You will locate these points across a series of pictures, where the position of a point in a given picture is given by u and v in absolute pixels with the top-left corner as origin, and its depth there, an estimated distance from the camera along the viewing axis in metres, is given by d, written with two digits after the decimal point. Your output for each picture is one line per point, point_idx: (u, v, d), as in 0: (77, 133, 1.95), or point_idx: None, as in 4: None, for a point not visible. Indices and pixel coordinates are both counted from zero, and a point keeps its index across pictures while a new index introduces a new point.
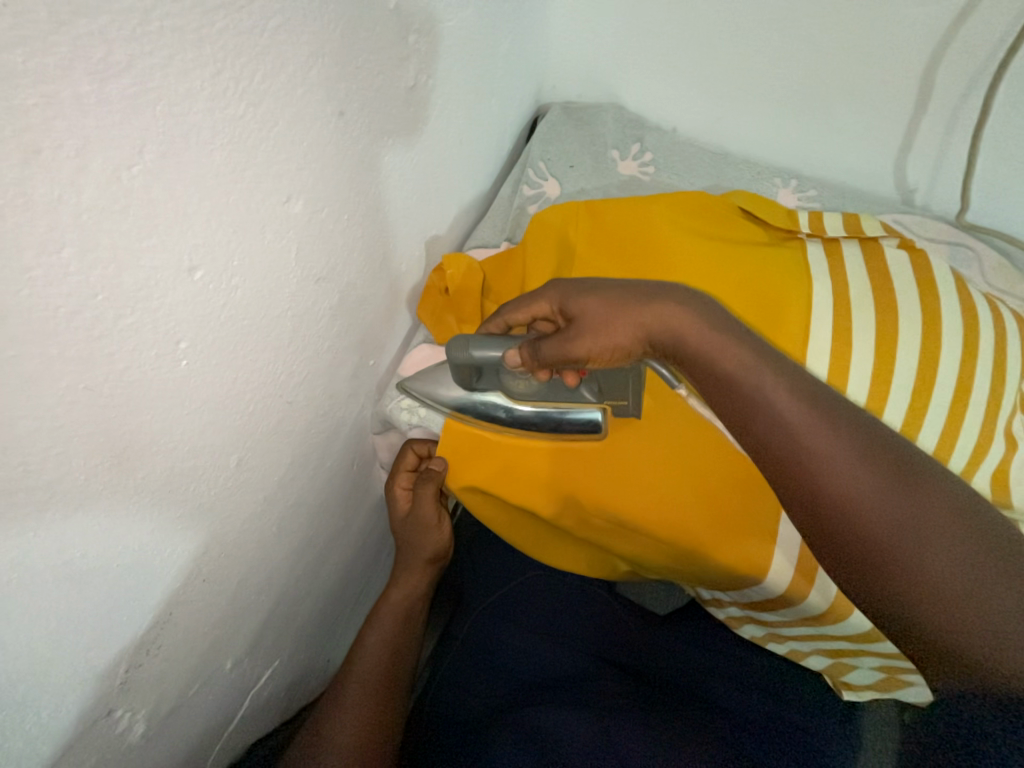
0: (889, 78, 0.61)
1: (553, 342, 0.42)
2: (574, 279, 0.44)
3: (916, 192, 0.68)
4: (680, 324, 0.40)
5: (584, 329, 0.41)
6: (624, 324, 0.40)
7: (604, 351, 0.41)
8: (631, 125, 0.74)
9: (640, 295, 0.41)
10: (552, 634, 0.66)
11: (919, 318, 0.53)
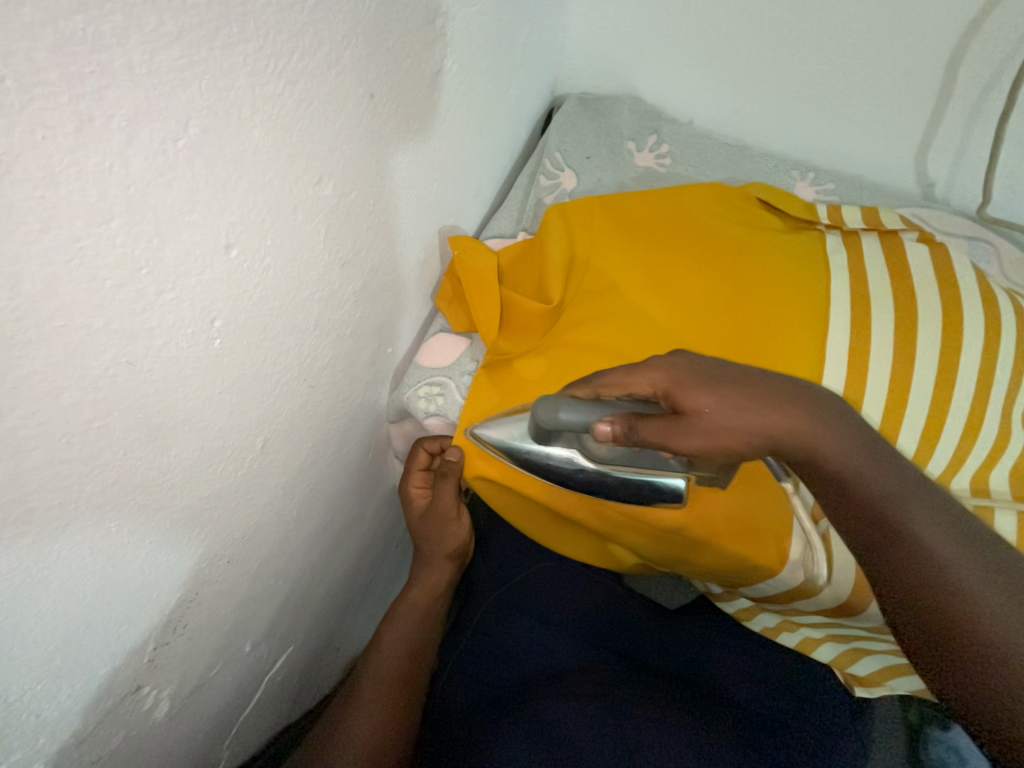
0: (912, 70, 0.60)
1: (657, 426, 0.37)
2: (690, 366, 0.39)
3: (936, 186, 0.68)
4: (797, 426, 0.38)
5: (702, 431, 0.37)
6: (744, 423, 0.38)
7: (707, 451, 0.38)
8: (647, 116, 0.74)
9: (765, 395, 0.38)
10: (564, 627, 0.66)
11: (940, 311, 0.53)
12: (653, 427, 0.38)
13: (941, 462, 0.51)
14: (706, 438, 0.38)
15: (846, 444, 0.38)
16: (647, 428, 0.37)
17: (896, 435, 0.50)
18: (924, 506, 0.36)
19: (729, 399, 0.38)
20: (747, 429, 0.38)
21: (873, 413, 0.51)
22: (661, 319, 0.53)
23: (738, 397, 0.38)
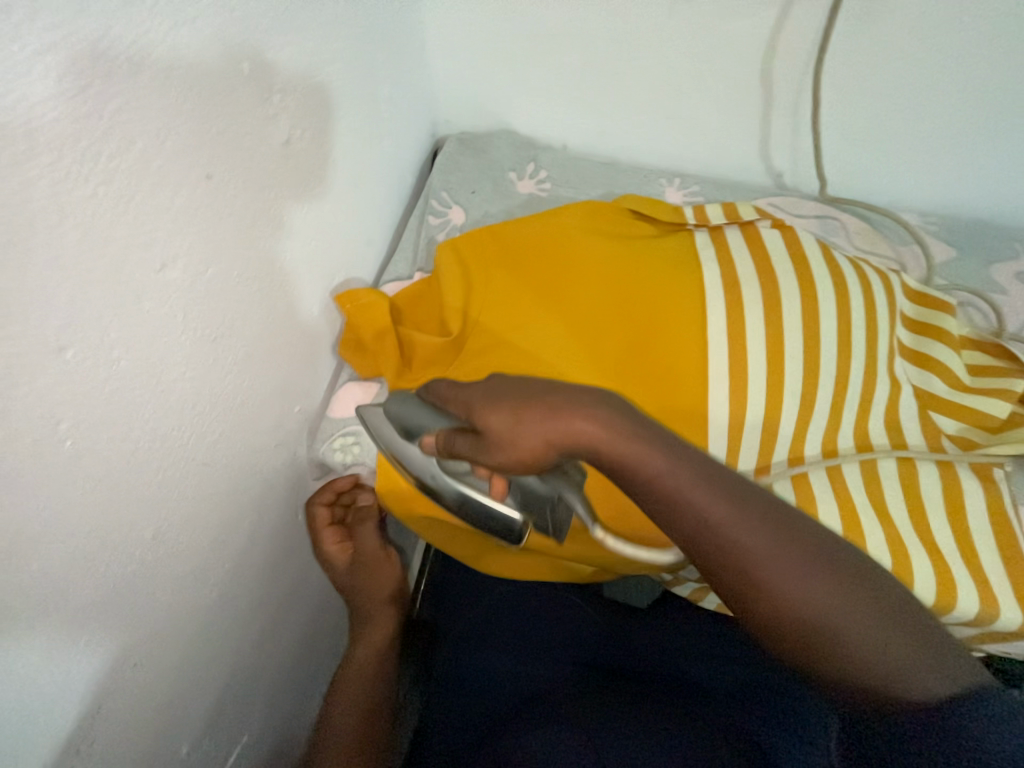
0: (736, 84, 0.67)
1: (465, 441, 0.40)
2: (487, 386, 0.41)
3: (784, 175, 0.76)
4: (658, 477, 0.38)
5: (497, 445, 0.38)
6: (535, 437, 0.38)
7: (514, 468, 0.39)
8: (524, 146, 0.78)
9: (562, 420, 0.38)
10: (528, 649, 0.65)
11: (797, 287, 0.59)
12: (461, 445, 0.40)
13: (825, 420, 0.56)
14: (507, 453, 0.38)
15: (714, 494, 0.38)
16: (458, 440, 0.40)
17: (781, 404, 0.55)
18: (791, 540, 0.37)
19: (514, 411, 0.38)
20: (543, 438, 0.38)
21: (758, 388, 0.55)
22: (554, 345, 0.56)
23: (525, 408, 0.38)
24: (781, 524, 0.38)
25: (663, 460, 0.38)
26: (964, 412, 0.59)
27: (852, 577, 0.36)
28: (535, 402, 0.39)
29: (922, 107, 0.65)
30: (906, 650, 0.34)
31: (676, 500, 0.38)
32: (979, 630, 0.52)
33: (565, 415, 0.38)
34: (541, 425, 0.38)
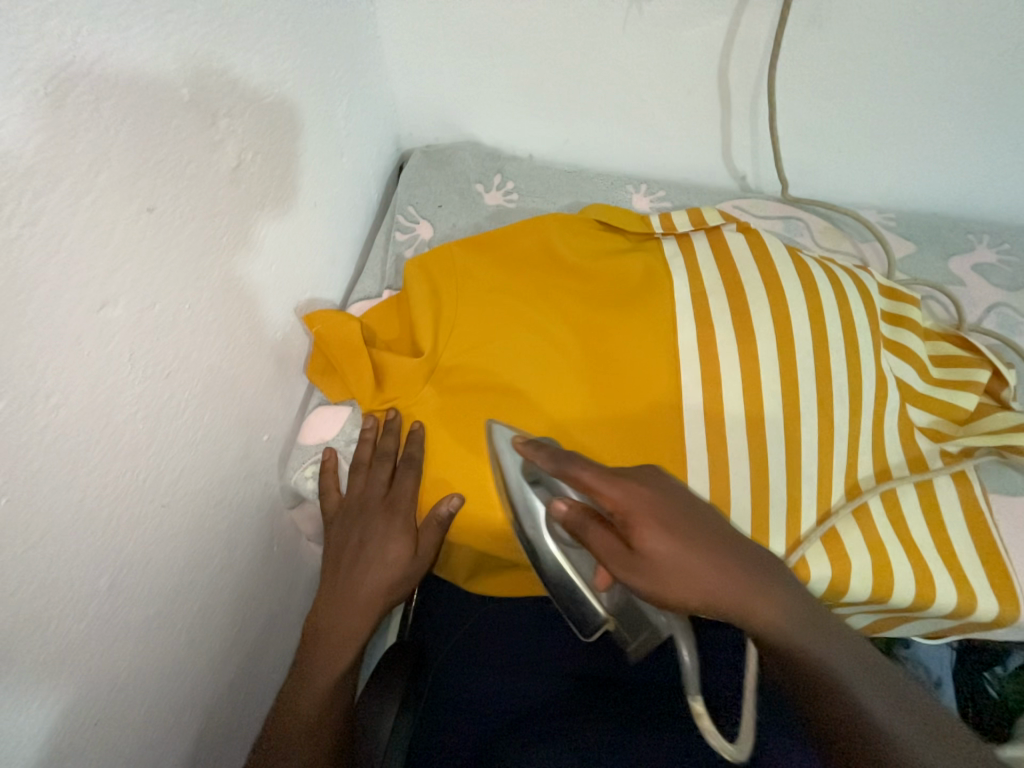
0: (694, 91, 0.68)
1: (604, 543, 0.37)
2: (659, 498, 0.37)
3: (747, 178, 0.77)
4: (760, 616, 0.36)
5: (648, 570, 0.36)
6: (685, 575, 0.36)
7: (650, 595, 0.37)
8: (489, 158, 0.78)
9: (719, 567, 0.37)
10: (519, 667, 0.62)
11: (765, 288, 0.60)
12: (603, 544, 0.37)
13: (809, 419, 0.55)
14: (651, 581, 0.36)
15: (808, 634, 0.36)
16: (595, 535, 0.38)
17: (757, 406, 0.55)
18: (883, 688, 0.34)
19: (674, 540, 0.36)
20: (690, 581, 0.36)
21: (732, 391, 0.56)
22: (528, 365, 0.56)
23: (687, 542, 0.36)
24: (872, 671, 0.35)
25: (762, 596, 0.37)
26: (933, 405, 0.60)
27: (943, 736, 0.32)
28: (694, 538, 0.37)
29: (872, 108, 0.66)
30: None
31: (763, 611, 0.36)
32: (957, 621, 0.54)
33: (717, 559, 0.37)
34: (690, 563, 0.36)
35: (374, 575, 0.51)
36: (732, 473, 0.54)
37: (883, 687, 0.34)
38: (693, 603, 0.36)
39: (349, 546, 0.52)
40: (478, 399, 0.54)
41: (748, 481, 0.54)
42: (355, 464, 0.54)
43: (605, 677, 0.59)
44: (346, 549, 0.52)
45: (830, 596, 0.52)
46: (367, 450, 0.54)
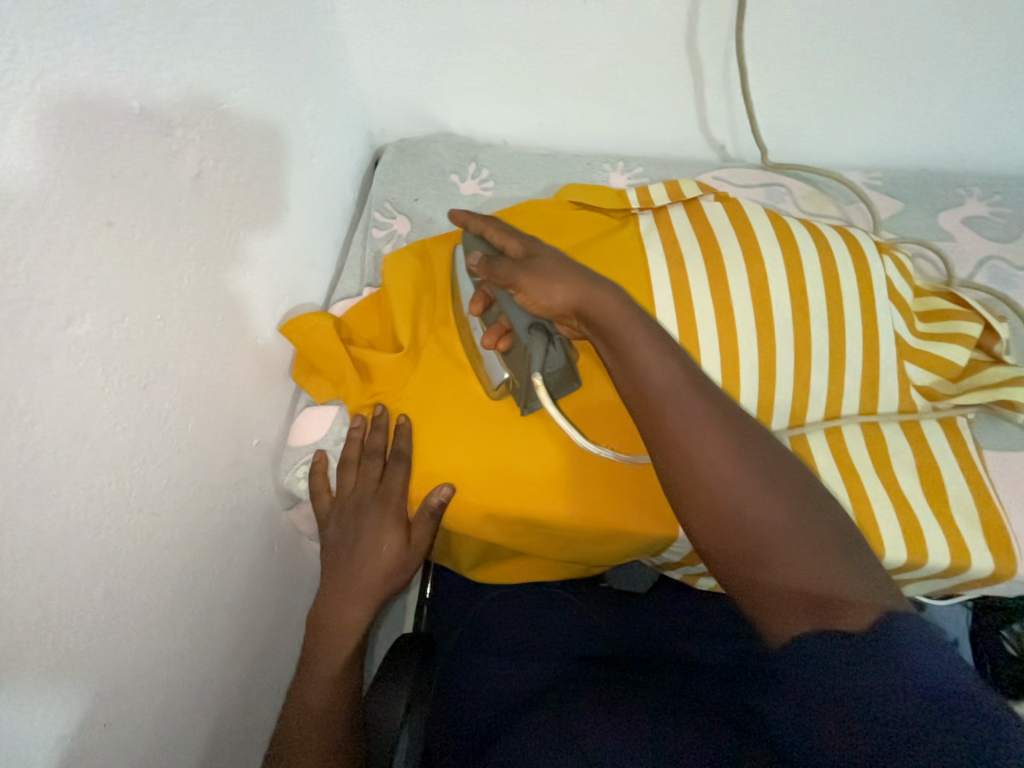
0: (663, 62, 0.67)
1: (502, 264, 0.46)
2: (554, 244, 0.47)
3: (727, 147, 0.75)
4: (647, 372, 0.42)
5: (534, 273, 0.44)
6: (571, 300, 0.43)
7: (531, 302, 0.44)
8: (463, 147, 0.78)
9: (588, 287, 0.44)
10: (524, 649, 0.63)
11: (745, 253, 0.59)
12: (502, 266, 0.46)
13: (789, 378, 0.56)
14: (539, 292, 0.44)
15: (691, 401, 0.41)
16: (497, 266, 0.46)
17: (738, 372, 0.56)
18: (746, 448, 0.40)
19: (564, 276, 0.44)
20: (573, 299, 0.43)
21: (711, 364, 0.56)
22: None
23: (569, 270, 0.44)
24: (749, 443, 0.40)
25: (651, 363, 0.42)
26: (932, 361, 0.58)
27: (787, 486, 0.39)
28: (582, 284, 0.44)
29: (847, 64, 0.65)
30: (822, 550, 0.37)
31: (642, 365, 0.42)
32: (954, 580, 0.53)
33: (601, 305, 0.43)
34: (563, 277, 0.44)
35: (369, 567, 0.52)
36: None
37: (747, 446, 0.40)
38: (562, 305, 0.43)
39: (344, 543, 0.53)
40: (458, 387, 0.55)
41: None
42: (345, 462, 0.55)
43: (605, 654, 0.62)
44: (343, 544, 0.53)
45: None
46: (356, 447, 0.55)
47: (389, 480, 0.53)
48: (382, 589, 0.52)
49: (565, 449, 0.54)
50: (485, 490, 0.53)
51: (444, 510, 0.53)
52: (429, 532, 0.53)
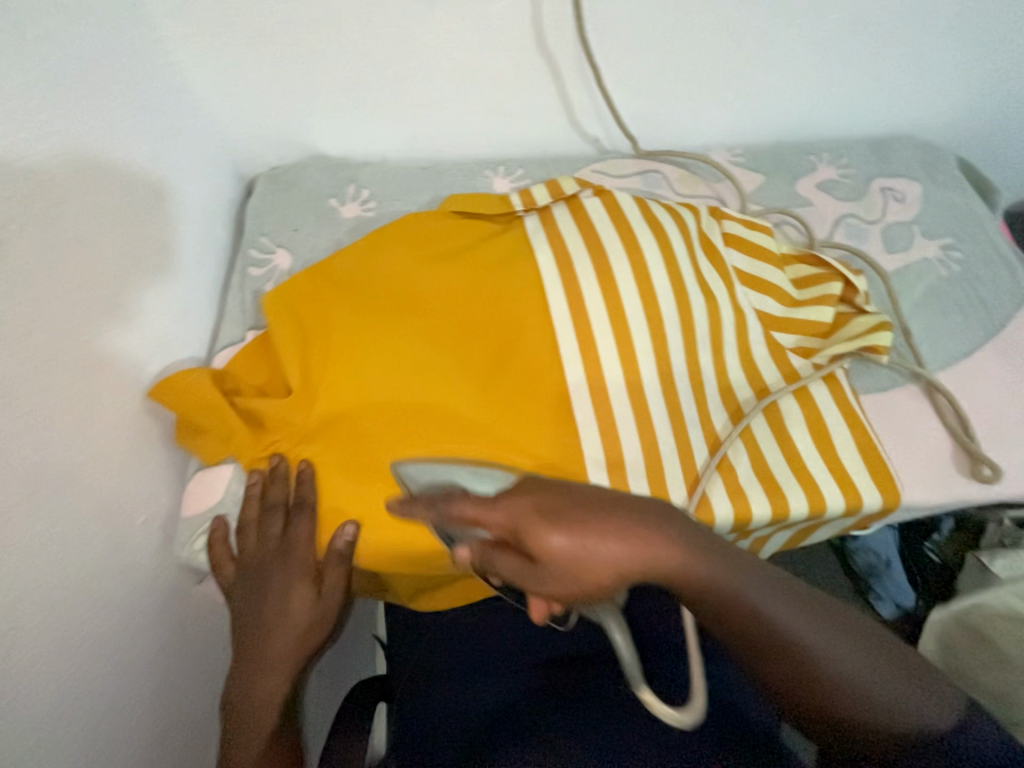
0: (517, 64, 0.67)
1: (509, 561, 0.34)
2: (538, 496, 0.35)
3: (601, 140, 0.77)
4: (703, 582, 0.35)
5: (556, 575, 0.33)
6: (603, 564, 0.33)
7: (569, 594, 0.34)
8: (338, 168, 0.75)
9: (615, 534, 0.34)
10: (483, 668, 0.64)
11: (624, 246, 0.61)
12: (508, 563, 0.34)
13: (681, 361, 0.59)
14: (566, 581, 0.33)
15: (748, 587, 0.36)
16: (497, 559, 0.35)
17: (633, 362, 0.58)
18: (811, 610, 0.37)
19: (582, 541, 0.33)
20: (608, 562, 0.33)
21: (609, 360, 0.58)
22: (410, 378, 0.56)
23: (587, 535, 0.33)
24: (809, 603, 0.37)
25: (701, 569, 0.35)
26: (798, 324, 0.64)
27: (858, 638, 0.37)
28: (603, 533, 0.33)
29: (688, 52, 0.68)
30: (906, 696, 0.36)
31: (693, 576, 0.35)
32: (854, 518, 0.58)
33: (628, 544, 0.34)
34: (603, 550, 0.33)
35: (282, 627, 0.50)
36: (619, 434, 0.56)
37: (810, 609, 0.37)
38: (613, 581, 0.33)
39: (251, 610, 0.50)
40: (359, 427, 0.54)
41: (637, 437, 0.57)
42: (247, 521, 0.53)
43: (560, 656, 0.63)
44: (250, 613, 0.50)
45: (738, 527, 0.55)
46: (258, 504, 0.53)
47: (293, 533, 0.51)
48: (298, 653, 0.50)
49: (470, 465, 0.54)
50: (397, 525, 0.52)
51: (352, 552, 0.51)
52: (341, 580, 0.51)
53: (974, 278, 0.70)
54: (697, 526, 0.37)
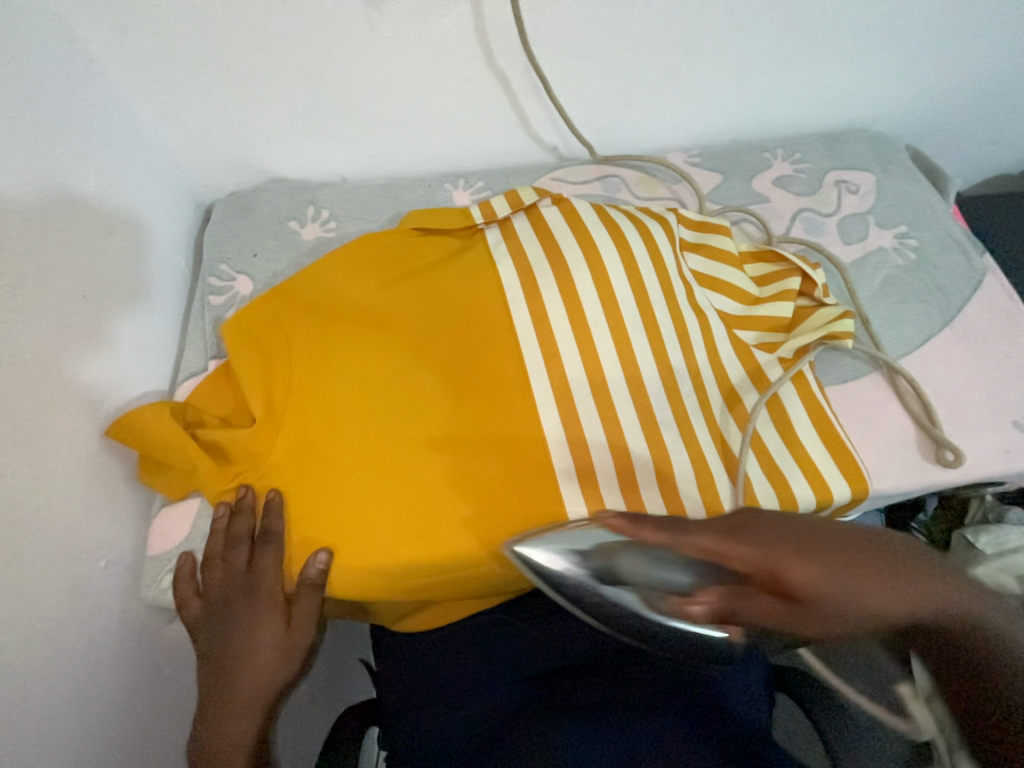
0: (469, 79, 0.68)
1: (759, 605, 0.37)
2: (772, 535, 0.37)
3: (559, 148, 0.78)
4: (951, 616, 0.34)
5: (819, 612, 0.35)
6: (859, 596, 0.35)
7: (824, 632, 0.36)
8: (297, 191, 0.74)
9: (861, 562, 0.36)
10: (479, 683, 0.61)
11: (582, 254, 0.62)
12: (761, 608, 0.37)
13: (646, 364, 0.59)
14: (827, 620, 0.35)
15: (1002, 626, 0.34)
16: (750, 601, 0.37)
17: (598, 369, 0.58)
18: None
19: (836, 568, 0.35)
20: (868, 599, 0.35)
21: (572, 368, 0.58)
22: (378, 398, 0.56)
23: (836, 566, 0.36)
24: None
25: (937, 591, 0.35)
26: (760, 319, 0.64)
27: None
28: (845, 561, 0.36)
29: (637, 60, 0.69)
30: None
31: (929, 602, 0.35)
32: (827, 511, 0.58)
33: (870, 567, 0.36)
34: (861, 582, 0.35)
35: (250, 665, 0.48)
36: (589, 442, 0.56)
37: None
38: (869, 622, 0.35)
39: (218, 645, 0.49)
40: (324, 451, 0.53)
41: (606, 442, 0.56)
42: (215, 554, 0.52)
43: (553, 666, 0.62)
44: (216, 652, 0.49)
45: None
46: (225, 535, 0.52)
47: (260, 565, 0.51)
48: (268, 689, 0.49)
49: (436, 481, 0.53)
50: (370, 548, 0.51)
51: (323, 581, 0.50)
52: (311, 611, 0.50)
53: (930, 265, 0.71)
54: (926, 551, 0.38)
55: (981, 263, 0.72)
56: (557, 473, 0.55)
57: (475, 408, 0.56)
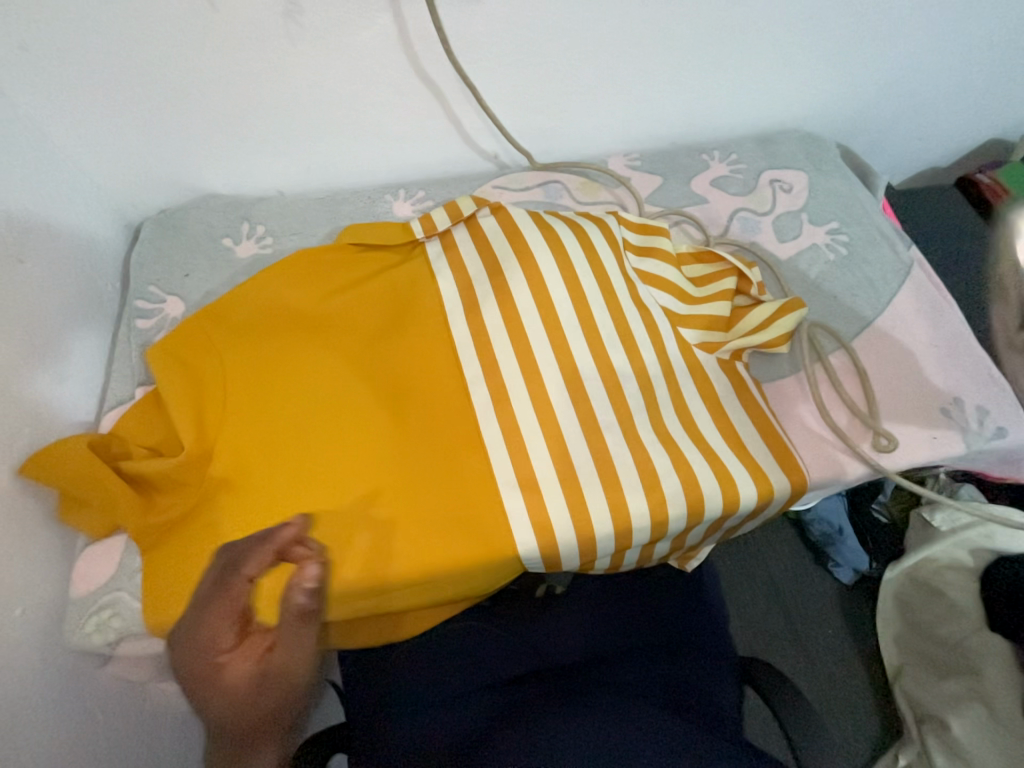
0: (401, 91, 0.67)
1: None
2: None
3: (499, 155, 0.78)
4: None
5: None
6: None
7: None
8: (231, 206, 0.72)
9: None
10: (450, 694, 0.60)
11: (520, 263, 0.61)
12: None
13: (588, 370, 0.59)
14: None
15: None
16: None
17: (540, 378, 0.58)
18: None
19: None
20: None
21: (514, 378, 0.58)
22: (318, 414, 0.54)
23: None
24: None
25: None
26: (701, 320, 0.65)
27: None
28: None
29: (568, 68, 0.69)
30: None
31: None
32: (769, 506, 0.59)
33: None
34: None
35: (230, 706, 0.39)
36: (532, 452, 0.56)
37: None
38: None
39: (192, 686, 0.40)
40: (255, 474, 0.52)
41: (549, 451, 0.56)
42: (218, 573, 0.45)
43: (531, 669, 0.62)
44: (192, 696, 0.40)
45: (658, 530, 0.55)
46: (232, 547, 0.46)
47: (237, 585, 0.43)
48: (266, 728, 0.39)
49: (374, 498, 0.52)
50: None
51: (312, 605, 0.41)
52: (302, 652, 0.40)
53: (860, 258, 0.74)
54: None
55: (907, 254, 0.74)
56: (501, 485, 0.54)
57: (415, 423, 0.55)
